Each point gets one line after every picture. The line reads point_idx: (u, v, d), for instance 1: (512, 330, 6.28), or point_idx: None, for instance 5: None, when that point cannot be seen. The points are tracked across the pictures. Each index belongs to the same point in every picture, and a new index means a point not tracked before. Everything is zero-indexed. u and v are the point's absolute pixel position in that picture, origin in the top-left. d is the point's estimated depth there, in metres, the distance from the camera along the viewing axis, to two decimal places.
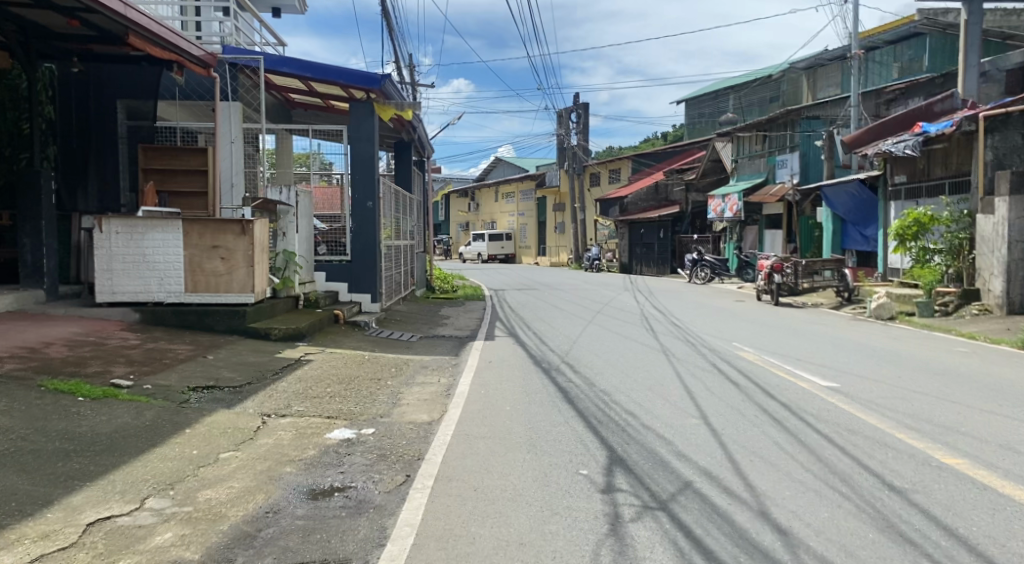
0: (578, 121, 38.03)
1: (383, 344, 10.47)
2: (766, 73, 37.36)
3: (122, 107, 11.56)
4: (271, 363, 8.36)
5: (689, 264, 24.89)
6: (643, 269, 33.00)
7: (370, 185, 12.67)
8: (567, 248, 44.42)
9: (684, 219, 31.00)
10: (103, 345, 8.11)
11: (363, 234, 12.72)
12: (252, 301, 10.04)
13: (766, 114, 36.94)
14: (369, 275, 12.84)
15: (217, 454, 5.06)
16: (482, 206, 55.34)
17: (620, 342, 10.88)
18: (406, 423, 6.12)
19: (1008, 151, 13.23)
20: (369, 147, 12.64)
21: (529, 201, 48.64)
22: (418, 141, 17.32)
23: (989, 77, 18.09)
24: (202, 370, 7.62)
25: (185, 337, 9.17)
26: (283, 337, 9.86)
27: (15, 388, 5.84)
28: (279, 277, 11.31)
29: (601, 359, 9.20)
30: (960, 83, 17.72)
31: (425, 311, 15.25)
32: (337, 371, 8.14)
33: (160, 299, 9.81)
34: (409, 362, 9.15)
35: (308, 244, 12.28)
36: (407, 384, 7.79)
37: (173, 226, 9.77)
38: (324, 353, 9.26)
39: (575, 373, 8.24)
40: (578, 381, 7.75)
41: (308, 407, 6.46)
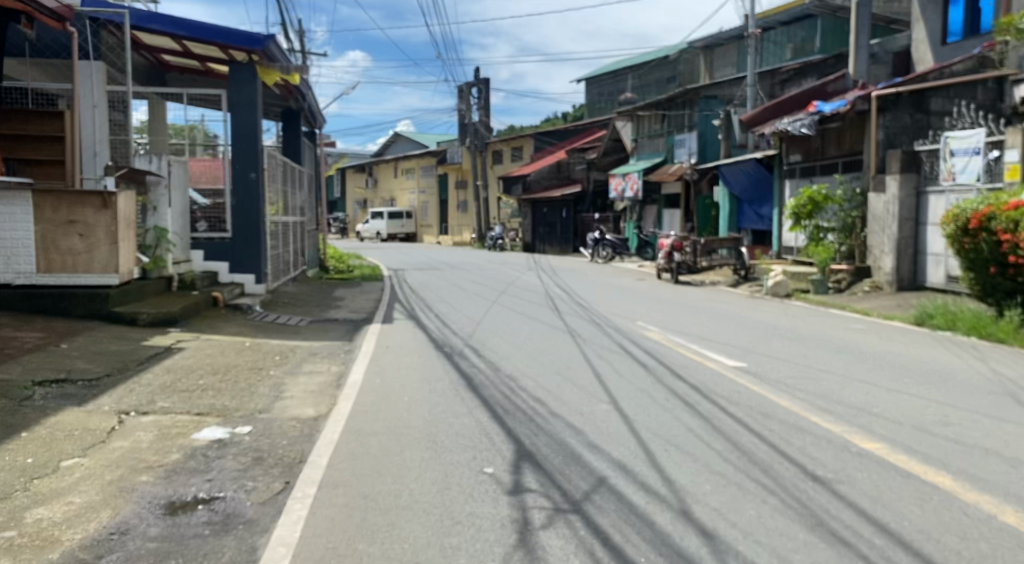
0: (480, 98, 37.38)
1: (270, 330, 9.66)
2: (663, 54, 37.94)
3: None
4: (137, 352, 7.44)
5: (592, 243, 24.94)
6: (545, 248, 32.93)
7: (253, 155, 11.69)
8: (469, 227, 43.84)
9: (584, 198, 31.03)
10: None
11: (246, 209, 11.78)
12: (116, 283, 8.98)
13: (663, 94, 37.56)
14: (254, 254, 11.88)
15: (58, 462, 4.22)
16: (381, 182, 53.86)
17: (524, 323, 10.49)
18: (290, 419, 5.48)
19: (898, 131, 13.67)
20: (251, 114, 11.64)
21: (429, 178, 47.70)
22: (309, 111, 16.31)
23: (877, 59, 18.84)
24: (53, 361, 6.65)
25: (36, 324, 8.06)
26: (152, 322, 8.88)
27: None
28: (149, 256, 10.23)
29: (506, 343, 8.78)
30: (850, 66, 18.34)
31: (319, 293, 14.39)
32: (213, 360, 7.34)
33: (8, 281, 8.68)
34: (297, 349, 8.42)
35: (182, 220, 11.22)
36: (295, 374, 7.11)
37: (21, 197, 8.56)
38: (200, 340, 8.38)
39: (479, 358, 7.78)
40: (483, 367, 7.30)
41: (175, 403, 5.69)
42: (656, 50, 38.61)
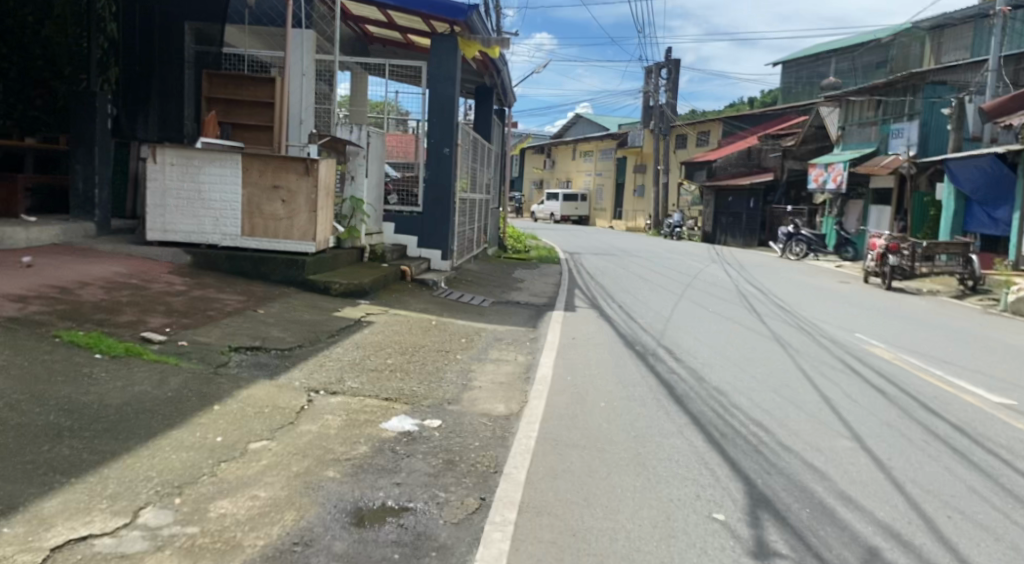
0: (667, 79, 35.85)
1: (453, 309, 9.37)
2: (875, 36, 34.41)
3: (191, 29, 10.68)
4: (328, 323, 7.35)
5: (784, 238, 23.07)
6: (727, 240, 31.08)
7: (448, 130, 11.51)
8: (644, 213, 42.58)
9: (776, 189, 28.84)
10: (145, 290, 7.24)
11: (437, 184, 11.62)
12: (313, 251, 9.10)
13: (871, 81, 34.11)
14: (441, 229, 11.75)
15: (246, 444, 3.99)
16: (557, 163, 53.72)
17: (721, 324, 9.47)
18: (480, 416, 4.98)
19: None
20: (449, 87, 11.44)
21: (608, 161, 46.78)
22: (502, 87, 16.01)
23: None
24: (250, 327, 6.66)
25: (238, 286, 8.25)
26: (344, 293, 8.89)
27: (25, 335, 4.92)
28: (344, 226, 10.39)
29: (705, 346, 7.86)
30: None
31: (498, 273, 14.10)
32: (400, 339, 7.09)
33: (215, 242, 8.94)
34: (481, 332, 8.03)
35: (377, 191, 11.29)
36: (481, 361, 6.67)
37: (232, 159, 8.80)
38: (388, 315, 8.26)
39: (678, 362, 6.97)
40: (685, 374, 6.48)
41: (364, 384, 5.41)
42: (867, 32, 35.09)
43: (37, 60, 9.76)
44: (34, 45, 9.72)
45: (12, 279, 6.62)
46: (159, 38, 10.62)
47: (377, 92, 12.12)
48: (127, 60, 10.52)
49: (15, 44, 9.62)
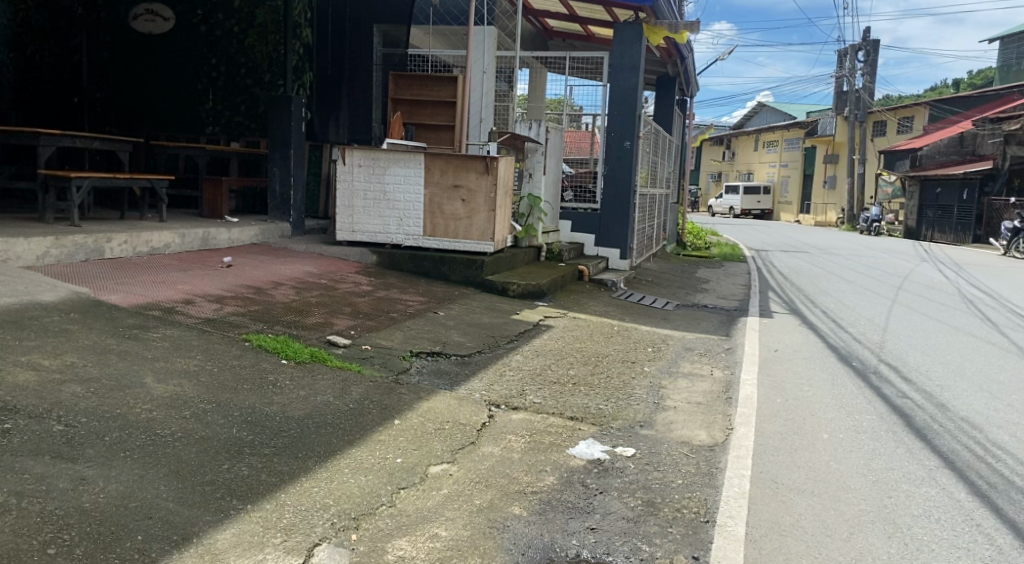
0: (865, 61, 32.69)
1: (635, 313, 8.75)
2: None
3: (379, 31, 10.96)
4: (507, 327, 7.03)
5: (1010, 233, 20.03)
6: (937, 236, 27.76)
7: (630, 121, 10.87)
8: (836, 206, 39.26)
9: (999, 177, 25.29)
10: (331, 290, 7.32)
11: (618, 179, 10.99)
12: (491, 251, 8.87)
13: None
14: (621, 227, 11.12)
15: (427, 468, 3.66)
16: (738, 155, 51.08)
17: (952, 337, 8.08)
18: (680, 443, 4.35)
19: None
20: (632, 76, 10.79)
21: (795, 151, 43.69)
22: (686, 75, 15.11)
23: None
24: (430, 331, 6.47)
25: (418, 286, 8.17)
26: (522, 294, 8.57)
27: (218, 339, 4.98)
28: (521, 224, 10.10)
29: (939, 365, 6.62)
30: None
31: (680, 273, 13.25)
32: (582, 346, 6.60)
33: (399, 242, 8.96)
34: (668, 341, 7.34)
35: (556, 188, 10.91)
36: (673, 374, 6.00)
37: (414, 159, 8.76)
38: (567, 319, 7.82)
39: (910, 384, 5.90)
40: (922, 400, 5.43)
41: (547, 400, 4.97)
42: None
43: (242, 68, 10.59)
44: (240, 54, 10.57)
45: (213, 279, 6.90)
46: (349, 41, 10.91)
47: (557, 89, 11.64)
48: (320, 65, 10.88)
49: (225, 55, 10.55)
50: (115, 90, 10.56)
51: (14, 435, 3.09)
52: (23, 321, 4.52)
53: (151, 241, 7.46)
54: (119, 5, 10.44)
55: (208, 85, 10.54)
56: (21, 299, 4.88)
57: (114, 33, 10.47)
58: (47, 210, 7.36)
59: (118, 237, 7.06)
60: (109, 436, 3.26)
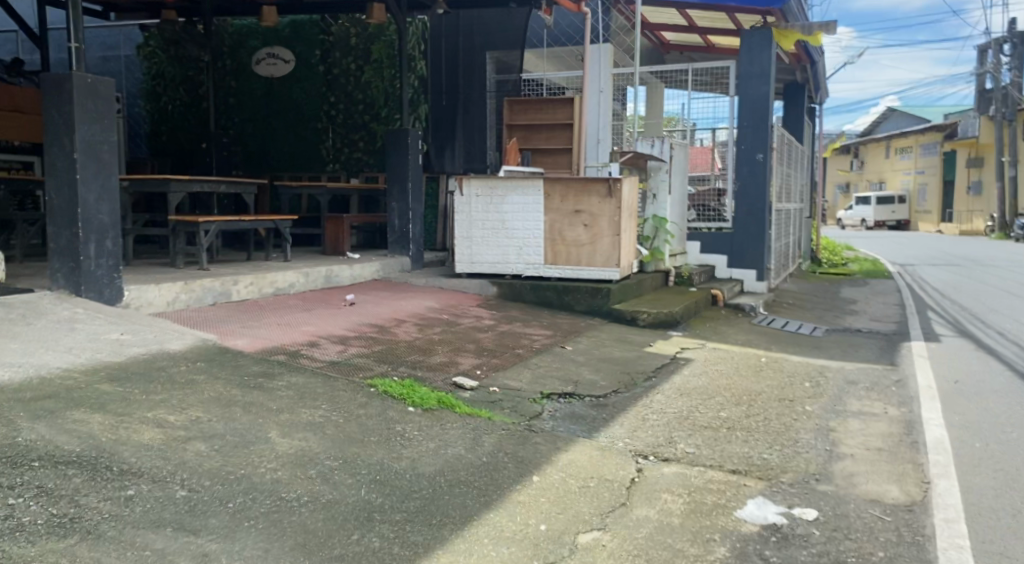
0: (1010, 54, 29.90)
1: (781, 341, 7.96)
2: None
3: (491, 59, 10.71)
4: (643, 361, 6.48)
5: None
6: None
7: (762, 133, 10.13)
8: (984, 213, 35.95)
9: None
10: (454, 326, 7.05)
11: (751, 194, 10.24)
12: (618, 279, 8.36)
13: None
14: (756, 246, 10.34)
15: (574, 536, 3.21)
16: (867, 164, 48.03)
17: None
18: (870, 502, 3.66)
19: None
20: (762, 84, 10.09)
21: (932, 157, 40.49)
22: (817, 81, 14.16)
23: None
24: (560, 368, 6.04)
25: (543, 319, 7.77)
26: (653, 324, 7.98)
27: (343, 385, 4.75)
28: (647, 248, 9.54)
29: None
30: None
31: (821, 293, 12.19)
32: (729, 383, 5.96)
33: (520, 272, 8.63)
34: (824, 374, 6.55)
35: (681, 208, 10.28)
36: (840, 413, 5.26)
37: (533, 186, 8.43)
38: (706, 350, 7.17)
39: None
40: None
41: (700, 449, 4.39)
42: None
43: (359, 105, 10.66)
44: (357, 91, 10.65)
45: (336, 319, 6.79)
46: (464, 70, 10.75)
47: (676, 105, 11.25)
48: (435, 97, 10.84)
49: (343, 93, 10.68)
50: (242, 132, 11.01)
51: (138, 502, 3.00)
52: (151, 371, 4.47)
53: (277, 281, 7.46)
54: (243, 51, 10.91)
55: (327, 123, 10.75)
56: (151, 348, 4.86)
57: (240, 78, 10.95)
58: (179, 254, 7.54)
59: (245, 279, 7.09)
60: (232, 503, 3.15)
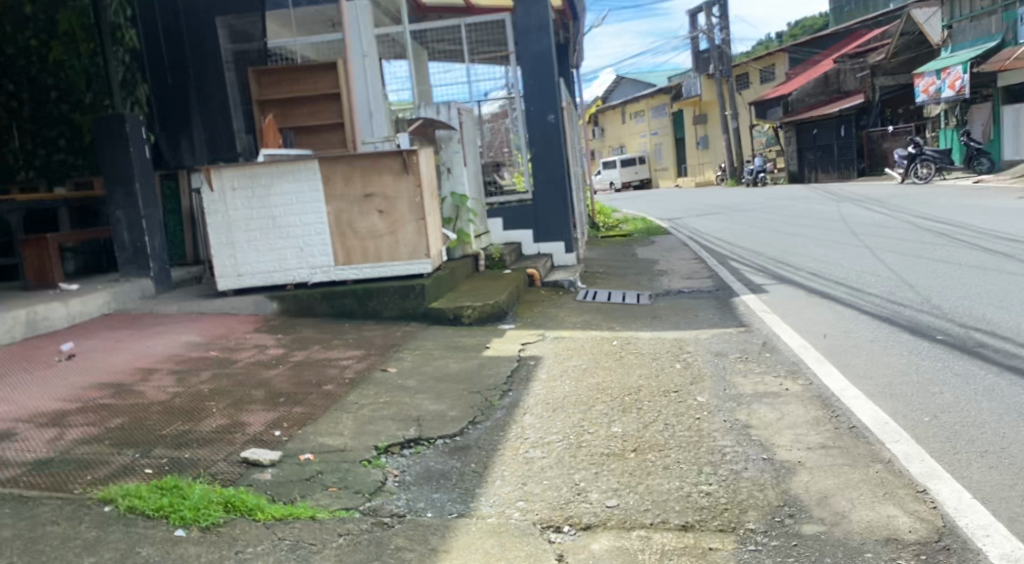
0: (720, 14, 32.46)
1: (617, 315, 7.10)
2: None
3: (224, 25, 8.37)
4: (487, 373, 5.16)
5: (906, 160, 20.19)
6: (823, 177, 28.24)
7: (550, 92, 9.13)
8: (714, 164, 39.65)
9: (872, 111, 25.92)
10: (228, 367, 5.18)
11: (547, 159, 9.23)
12: (429, 272, 6.93)
13: None
14: (560, 215, 9.36)
15: None
16: (607, 130, 51.03)
17: (973, 274, 6.91)
18: (886, 544, 2.63)
19: None
20: (542, 37, 9.08)
21: (662, 118, 43.77)
22: (578, 42, 13.66)
23: None
24: (388, 404, 4.52)
25: (347, 337, 6.14)
26: (478, 320, 6.68)
27: (58, 519, 2.84)
28: (450, 230, 8.21)
29: (1007, 310, 5.23)
30: None
31: (621, 257, 11.76)
32: (594, 382, 4.81)
33: (303, 280, 6.87)
34: (686, 347, 5.67)
35: (477, 182, 9.02)
36: (741, 397, 4.29)
37: (306, 169, 6.66)
38: (550, 343, 6.02)
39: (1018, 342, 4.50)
40: None
41: (625, 499, 3.10)
42: None
43: (51, 91, 8.09)
44: (45, 74, 8.05)
45: (44, 386, 4.61)
46: (190, 39, 8.26)
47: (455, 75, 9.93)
48: (154, 74, 8.30)
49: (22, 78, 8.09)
50: None
51: None
52: None
53: None
54: None
55: (8, 119, 8.18)
56: None
57: None
58: None
59: None
60: None
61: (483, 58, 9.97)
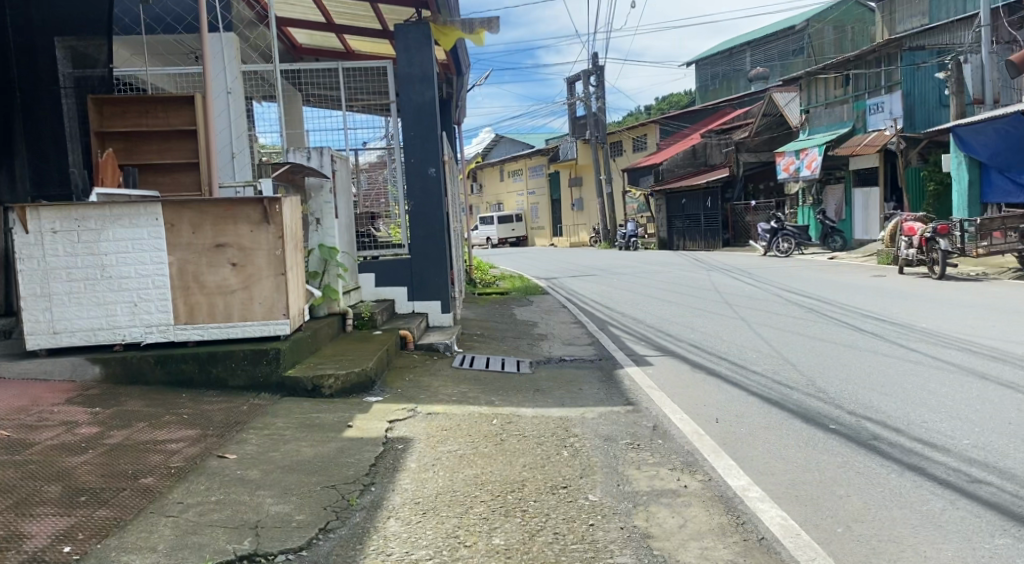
0: (597, 83, 33.69)
1: (497, 387, 6.57)
2: (791, 24, 35.28)
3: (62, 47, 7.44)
4: (347, 460, 4.46)
5: (768, 234, 21.33)
6: (690, 244, 29.48)
7: (431, 145, 8.66)
8: (588, 226, 40.71)
9: (735, 184, 27.43)
10: (19, 453, 4.18)
11: (425, 214, 8.70)
12: (288, 334, 6.14)
13: (791, 71, 35.24)
14: (437, 274, 8.80)
15: None
16: (485, 186, 51.50)
17: (847, 352, 6.94)
18: None
19: None
20: (425, 88, 8.65)
21: (539, 178, 44.71)
22: (461, 98, 13.40)
23: None
24: (222, 505, 3.72)
25: (182, 411, 5.23)
26: (342, 391, 5.94)
27: None
28: (316, 286, 7.46)
29: (893, 398, 5.15)
30: None
31: (500, 318, 11.32)
32: (472, 474, 4.22)
33: (136, 340, 5.90)
34: (572, 428, 5.20)
35: (349, 235, 8.33)
36: (636, 495, 3.84)
37: (147, 213, 5.78)
38: (422, 421, 5.37)
39: (909, 433, 4.34)
40: (961, 459, 3.86)
41: None
42: (783, 23, 35.82)
43: None
44: None
45: None
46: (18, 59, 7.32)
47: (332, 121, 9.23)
48: None
49: None
50: None
51: None
52: None
53: None
54: None
55: None
56: None
57: None
58: None
59: None
60: None
61: (360, 108, 9.33)
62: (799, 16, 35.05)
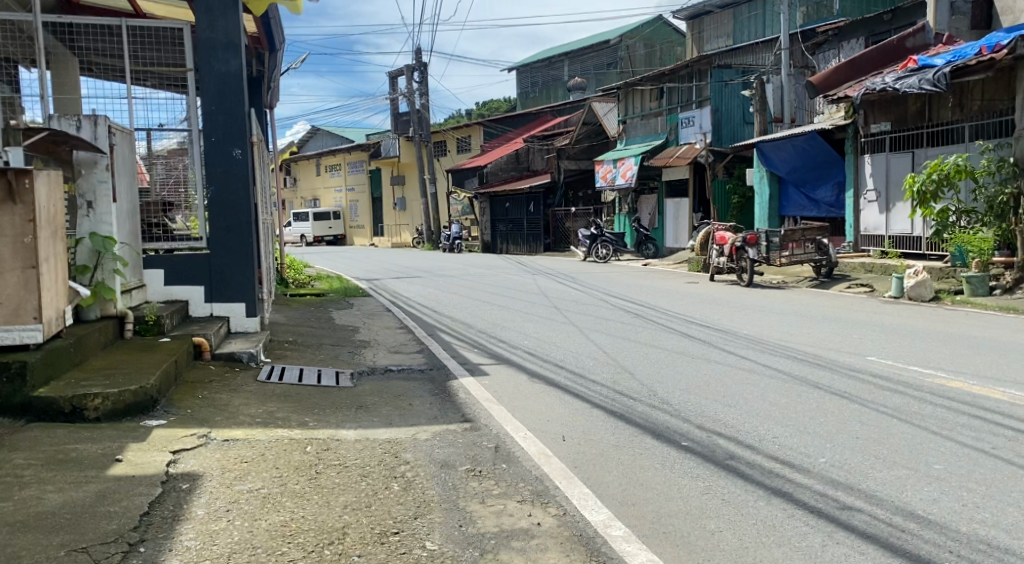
0: (421, 80, 32.96)
1: (312, 405, 5.67)
2: (604, 38, 36.84)
3: None
4: (109, 508, 3.42)
5: (587, 239, 21.75)
6: (512, 248, 29.64)
7: (237, 123, 7.52)
8: (410, 227, 39.88)
9: (556, 190, 27.91)
10: None
11: (228, 203, 7.53)
12: (41, 344, 4.84)
13: (604, 84, 36.77)
14: (241, 272, 7.63)
15: None
16: (300, 181, 48.97)
17: (681, 360, 6.79)
18: None
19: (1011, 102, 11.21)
20: (230, 57, 7.47)
21: (359, 175, 43.20)
22: (274, 79, 12.16)
23: None
24: None
25: None
26: (111, 414, 4.76)
27: None
28: (84, 281, 6.11)
29: (738, 412, 4.96)
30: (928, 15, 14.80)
31: (316, 322, 10.28)
32: (275, 524, 3.35)
33: None
34: (401, 453, 4.48)
35: (130, 222, 7.00)
36: (482, 541, 3.20)
37: None
38: (216, 450, 4.39)
39: (767, 454, 4.07)
40: (824, 482, 3.60)
41: None
42: (597, 37, 37.31)
43: None
44: None
45: None
46: None
47: (113, 89, 7.81)
48: None
49: None
50: None
51: None
52: None
53: None
54: None
55: None
56: None
57: None
58: None
59: None
60: None
61: (148, 76, 7.86)
62: (612, 32, 36.67)
